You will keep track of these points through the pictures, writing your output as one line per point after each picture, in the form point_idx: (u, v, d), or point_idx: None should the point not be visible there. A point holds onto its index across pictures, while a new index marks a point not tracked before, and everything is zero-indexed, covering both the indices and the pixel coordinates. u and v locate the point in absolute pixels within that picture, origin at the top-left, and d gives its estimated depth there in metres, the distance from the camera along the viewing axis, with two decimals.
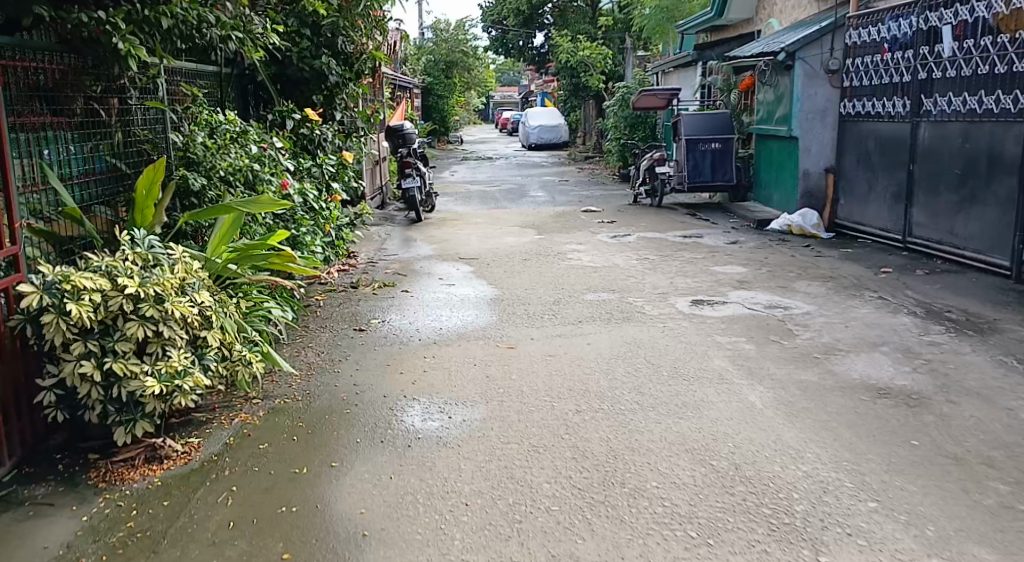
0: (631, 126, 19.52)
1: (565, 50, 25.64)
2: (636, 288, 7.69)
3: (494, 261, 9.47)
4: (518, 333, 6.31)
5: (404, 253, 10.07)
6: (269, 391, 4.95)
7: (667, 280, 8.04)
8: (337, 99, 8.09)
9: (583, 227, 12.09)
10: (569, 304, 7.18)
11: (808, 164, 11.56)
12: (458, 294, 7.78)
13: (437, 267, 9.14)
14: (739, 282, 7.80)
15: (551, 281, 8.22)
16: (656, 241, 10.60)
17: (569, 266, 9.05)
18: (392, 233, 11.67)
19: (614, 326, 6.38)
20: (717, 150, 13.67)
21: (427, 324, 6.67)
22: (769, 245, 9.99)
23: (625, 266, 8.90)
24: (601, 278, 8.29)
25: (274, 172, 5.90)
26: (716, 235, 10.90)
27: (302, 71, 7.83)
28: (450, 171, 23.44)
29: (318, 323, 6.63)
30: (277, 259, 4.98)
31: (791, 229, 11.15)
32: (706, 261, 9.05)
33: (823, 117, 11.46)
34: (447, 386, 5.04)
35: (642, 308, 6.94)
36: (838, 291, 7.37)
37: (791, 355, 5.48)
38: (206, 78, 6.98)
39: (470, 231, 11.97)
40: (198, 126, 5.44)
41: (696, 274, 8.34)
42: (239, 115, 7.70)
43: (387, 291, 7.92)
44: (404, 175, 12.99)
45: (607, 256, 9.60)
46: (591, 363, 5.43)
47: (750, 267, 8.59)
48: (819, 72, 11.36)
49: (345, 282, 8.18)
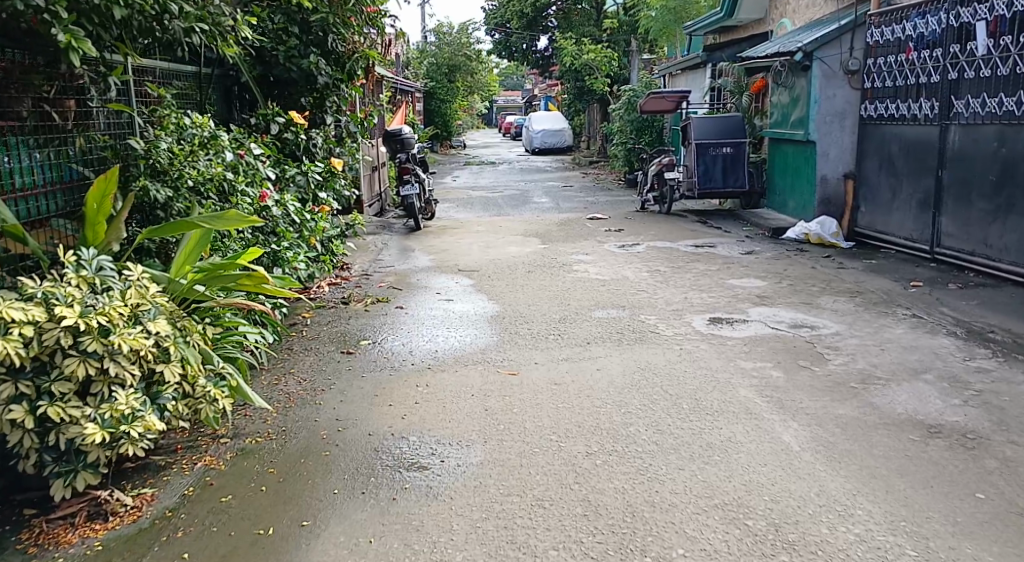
0: (638, 130, 18.97)
1: (569, 53, 25.13)
2: (647, 304, 7.13)
3: (495, 273, 8.92)
4: (521, 357, 5.76)
5: (400, 264, 9.52)
6: (241, 428, 4.42)
7: (681, 294, 7.48)
8: (329, 101, 7.55)
9: (588, 235, 11.53)
10: (577, 323, 6.63)
11: (826, 170, 11.01)
12: (457, 311, 7.23)
13: (436, 280, 8.59)
14: (760, 298, 7.24)
15: (557, 295, 7.67)
16: (667, 250, 10.04)
17: (576, 279, 8.49)
18: (388, 242, 11.12)
19: (627, 348, 5.83)
20: (728, 155, 13.11)
21: (420, 346, 6.12)
22: (786, 255, 9.44)
23: (635, 279, 8.35)
24: (610, 292, 7.74)
25: (253, 182, 5.36)
26: (730, 244, 10.33)
27: (288, 71, 7.29)
28: (451, 176, 22.89)
29: (302, 344, 6.09)
30: (247, 281, 4.43)
31: (808, 238, 10.58)
32: (722, 273, 8.48)
33: (842, 120, 10.91)
34: (440, 422, 4.48)
35: (656, 327, 6.38)
36: (868, 307, 6.81)
37: (825, 383, 4.92)
38: (184, 78, 6.53)
39: (470, 240, 11.42)
40: (164, 131, 4.88)
41: (712, 287, 7.77)
42: (220, 119, 7.21)
43: (380, 307, 7.37)
44: (403, 181, 12.43)
45: (616, 267, 9.04)
46: (602, 393, 4.87)
47: (769, 280, 8.03)
48: (837, 73, 10.80)
49: (336, 297, 7.64)
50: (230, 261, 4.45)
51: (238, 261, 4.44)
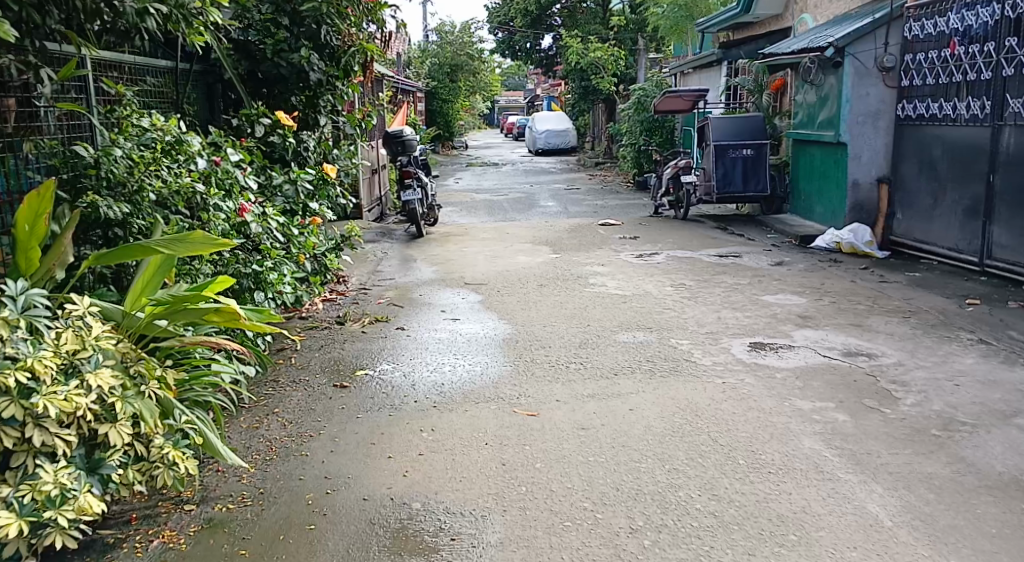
0: (648, 130, 18.21)
1: (575, 51, 24.32)
2: (676, 326, 6.40)
3: (505, 287, 8.18)
4: (539, 393, 4.99)
5: (401, 277, 8.77)
6: (211, 489, 3.69)
7: (713, 313, 6.75)
8: (323, 99, 6.80)
9: (603, 243, 10.81)
10: (600, 349, 5.90)
11: (857, 174, 10.28)
12: (464, 333, 6.47)
13: (440, 295, 7.85)
14: (802, 319, 6.51)
15: (576, 314, 6.94)
16: (690, 261, 9.31)
17: (594, 294, 7.76)
18: (388, 252, 10.37)
19: (660, 381, 5.10)
20: (748, 157, 12.36)
21: (423, 379, 5.34)
22: (821, 267, 8.71)
23: (659, 294, 7.62)
24: (634, 310, 7.01)
25: (230, 195, 4.63)
26: (756, 254, 9.59)
27: (277, 68, 6.55)
28: (454, 179, 22.12)
29: (290, 376, 5.34)
30: (217, 316, 3.64)
31: (840, 247, 9.86)
32: (753, 288, 7.76)
33: (875, 120, 10.18)
34: (448, 484, 3.73)
35: (691, 354, 5.66)
36: (926, 331, 6.08)
37: (902, 431, 4.21)
38: (157, 73, 5.83)
39: (476, 249, 10.67)
40: (121, 134, 4.14)
41: (746, 305, 7.03)
42: (200, 120, 6.48)
43: (379, 328, 6.61)
44: (404, 186, 11.67)
45: (637, 280, 8.31)
46: (639, 441, 4.14)
47: (809, 296, 7.29)
48: (869, 70, 10.09)
49: (331, 316, 6.89)
50: (196, 292, 3.69)
51: (204, 292, 3.67)
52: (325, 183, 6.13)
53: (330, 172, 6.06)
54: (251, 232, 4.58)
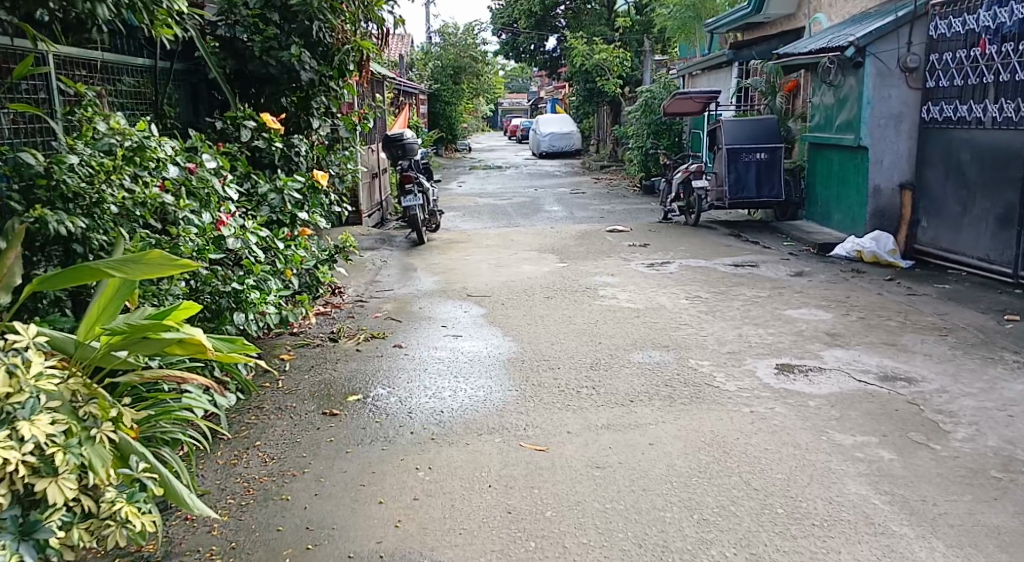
0: (656, 133, 17.73)
1: (580, 52, 23.82)
2: (695, 344, 5.94)
3: (510, 299, 7.72)
4: (548, 422, 4.51)
5: (400, 288, 8.33)
6: (176, 542, 3.27)
7: (733, 330, 6.29)
8: (315, 100, 6.31)
9: (612, 251, 10.35)
10: (613, 371, 5.43)
11: (878, 179, 9.82)
12: (466, 351, 6.00)
13: (441, 308, 7.40)
14: (831, 337, 6.05)
15: (586, 330, 6.47)
16: (704, 271, 8.85)
17: (604, 308, 7.30)
18: (388, 260, 9.93)
19: (681, 409, 4.64)
20: (762, 161, 11.90)
21: (421, 405, 4.87)
22: (844, 279, 8.25)
23: (673, 308, 7.16)
24: (648, 326, 6.54)
25: (208, 204, 4.17)
26: (774, 263, 9.13)
27: (265, 67, 6.09)
28: (457, 183, 21.68)
29: (275, 403, 4.88)
30: (179, 347, 3.17)
31: (861, 255, 9.39)
32: (774, 301, 7.30)
33: (898, 123, 9.72)
34: (448, 538, 3.30)
35: (714, 377, 5.20)
36: (967, 352, 5.62)
37: (958, 473, 3.75)
38: (135, 72, 5.42)
39: (479, 257, 10.22)
40: (79, 140, 3.66)
41: (769, 321, 6.58)
42: (182, 121, 6.01)
43: (375, 346, 6.15)
44: (404, 191, 11.21)
45: (650, 292, 7.84)
46: (662, 485, 3.68)
47: (835, 311, 6.84)
48: (892, 71, 9.63)
49: (324, 333, 6.43)
50: (156, 319, 3.19)
51: (165, 319, 3.17)
52: (315, 191, 5.65)
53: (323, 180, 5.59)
54: (230, 248, 4.13)
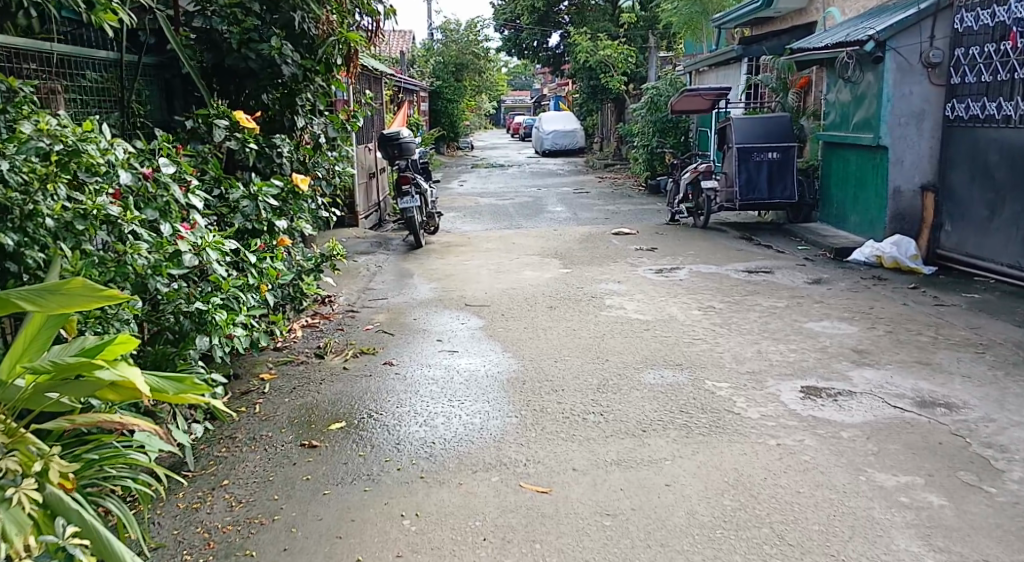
0: (662, 131, 17.24)
1: (584, 49, 23.33)
2: (711, 361, 5.48)
3: (510, 309, 7.24)
4: (552, 458, 4.03)
5: (394, 297, 7.86)
6: None
7: (752, 346, 5.82)
8: (300, 98, 5.84)
9: (618, 256, 9.88)
10: (622, 394, 4.94)
11: (898, 180, 9.35)
12: (462, 370, 5.52)
13: (437, 320, 6.93)
14: (859, 355, 5.58)
15: (593, 346, 5.99)
16: (716, 278, 8.39)
17: (611, 320, 6.82)
18: (383, 266, 9.47)
19: (700, 441, 4.17)
20: (774, 161, 11.41)
21: (410, 434, 4.38)
22: (865, 287, 7.78)
23: (685, 320, 6.68)
24: (660, 340, 6.07)
25: (169, 214, 3.72)
26: (790, 270, 8.67)
27: (245, 61, 5.61)
28: (458, 182, 21.21)
29: (249, 432, 4.44)
30: (112, 393, 2.78)
31: (881, 261, 8.92)
32: (792, 312, 6.82)
33: (919, 121, 9.24)
34: None
35: (733, 401, 4.73)
36: (1010, 373, 5.14)
37: (1020, 525, 3.30)
38: (97, 67, 4.95)
39: (479, 262, 9.76)
40: (11, 143, 3.20)
41: (790, 335, 6.11)
42: (154, 120, 5.55)
43: (363, 363, 5.69)
44: (401, 193, 10.74)
45: (659, 302, 7.36)
46: (682, 540, 3.23)
47: (859, 325, 6.36)
48: (913, 67, 9.15)
49: (310, 348, 5.99)
50: (88, 357, 2.79)
51: (96, 358, 2.77)
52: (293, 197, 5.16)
53: (304, 185, 5.10)
54: (189, 264, 3.68)
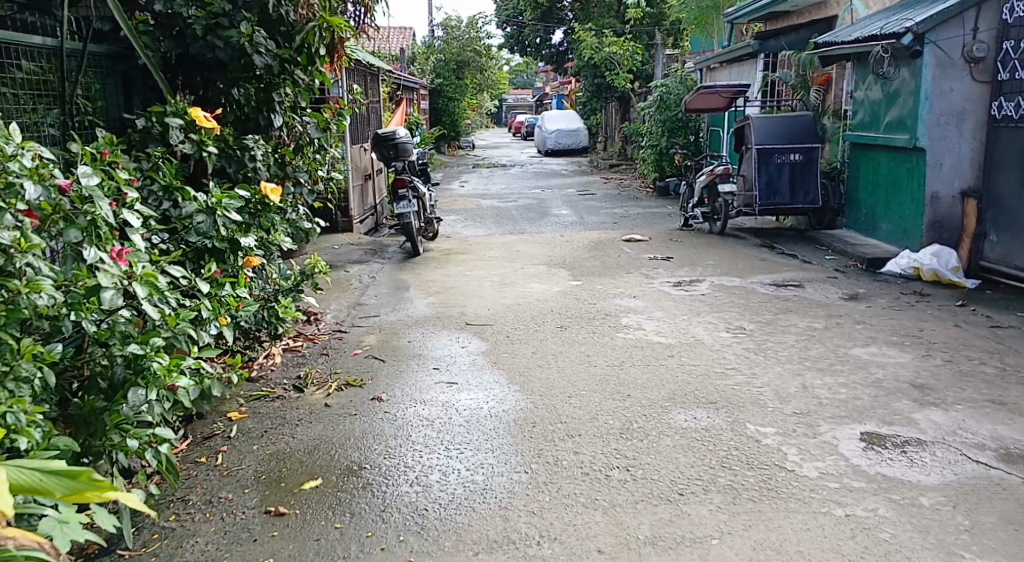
0: (672, 131, 16.46)
1: (588, 45, 22.56)
2: (750, 399, 4.75)
3: (515, 330, 6.49)
4: (571, 534, 3.31)
5: (387, 313, 7.12)
6: None
7: (795, 380, 5.09)
8: (278, 93, 5.11)
9: (630, 266, 9.14)
10: (650, 442, 4.19)
11: (936, 186, 8.62)
12: (462, 406, 4.77)
13: (434, 342, 6.18)
14: (921, 392, 4.85)
15: (611, 377, 5.24)
16: (742, 292, 7.64)
17: (628, 342, 6.08)
18: (376, 276, 8.73)
19: (750, 510, 3.45)
20: (797, 163, 10.66)
21: (399, 497, 3.64)
22: (908, 306, 7.06)
23: (714, 344, 5.95)
24: (686, 368, 5.34)
25: (95, 237, 3.05)
26: (821, 283, 7.93)
27: (211, 51, 4.87)
28: (459, 182, 20.48)
29: (205, 494, 3.70)
30: None
31: (920, 273, 8.20)
32: (833, 335, 6.09)
33: (960, 121, 8.51)
34: None
35: (784, 453, 4.00)
36: None
37: None
38: (33, 56, 4.24)
39: (481, 272, 9.02)
40: None
41: (836, 366, 5.37)
42: (107, 118, 4.82)
43: (347, 397, 4.95)
44: (397, 197, 9.99)
45: (681, 321, 6.63)
46: None
47: (912, 352, 5.63)
48: (954, 62, 8.44)
49: (288, 380, 5.26)
50: None
51: None
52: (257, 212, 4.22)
53: (276, 197, 4.27)
54: (113, 301, 2.98)
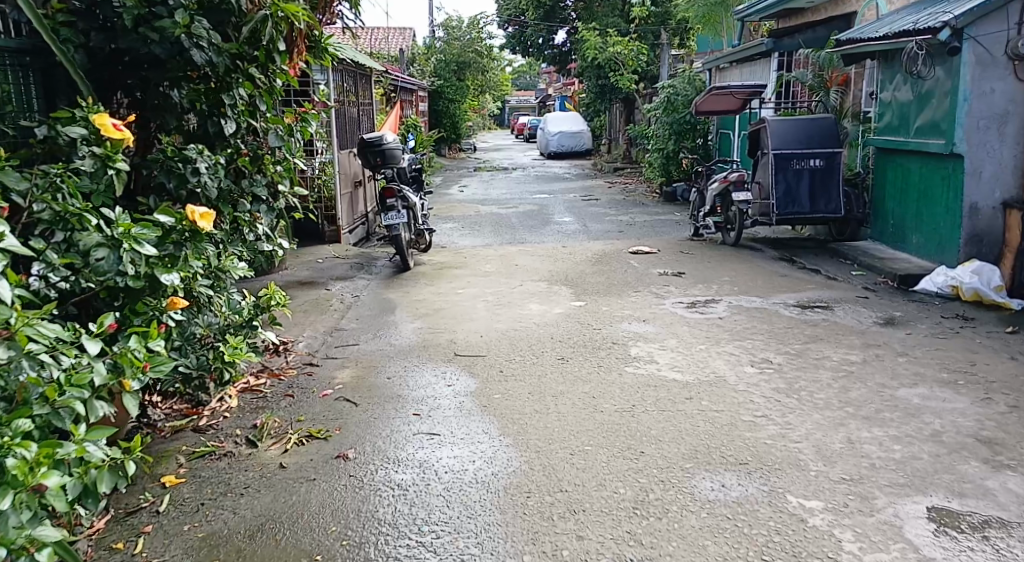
0: (679, 134, 15.65)
1: (592, 45, 21.77)
2: (788, 459, 3.98)
3: (509, 363, 5.71)
4: None
5: (366, 341, 6.34)
6: None
7: (837, 432, 4.32)
8: (227, 95, 4.36)
9: (639, 282, 8.35)
10: (670, 522, 3.43)
11: (975, 196, 7.83)
12: (442, 468, 3.99)
13: (417, 379, 5.40)
14: (992, 450, 4.06)
15: (621, 426, 4.44)
16: (763, 315, 6.85)
17: (639, 380, 5.29)
18: (360, 295, 7.96)
19: None
20: (817, 169, 9.87)
21: None
22: (953, 333, 6.27)
23: (738, 383, 5.15)
24: (709, 415, 4.57)
25: None
26: (852, 305, 7.15)
27: (145, 45, 4.14)
28: (459, 187, 19.73)
29: None
30: None
31: (959, 292, 7.40)
32: (874, 372, 5.30)
33: (1002, 124, 7.73)
34: None
35: (838, 541, 3.27)
36: None
37: None
38: None
39: (475, 289, 8.23)
40: None
41: (885, 414, 4.58)
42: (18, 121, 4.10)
43: (308, 453, 4.20)
44: (385, 207, 9.21)
45: (699, 351, 5.85)
46: None
47: (971, 396, 4.84)
48: (996, 59, 7.66)
49: (241, 431, 4.49)
50: None
51: None
52: (181, 244, 3.46)
53: (205, 225, 3.35)
54: None
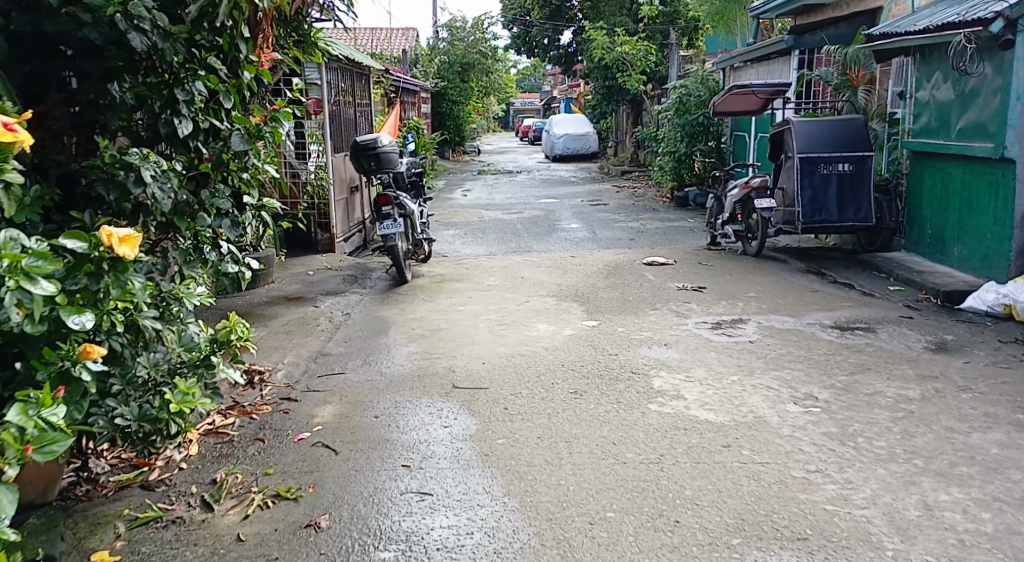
0: (691, 136, 14.91)
1: (600, 45, 20.97)
2: (855, 533, 3.29)
3: (515, 399, 4.98)
4: None
5: (353, 369, 5.62)
6: None
7: (910, 494, 3.60)
8: (181, 90, 3.70)
9: (656, 298, 7.63)
10: None
11: None
12: (434, 544, 3.28)
13: (409, 418, 4.68)
14: None
15: (649, 485, 3.72)
16: (799, 338, 6.13)
17: (665, 421, 4.55)
18: (351, 314, 7.25)
19: None
20: (845, 174, 9.12)
21: None
22: (1018, 362, 5.53)
23: (781, 425, 4.43)
24: (753, 470, 3.85)
25: None
26: (896, 326, 6.41)
27: (78, 29, 3.47)
28: (463, 191, 19.00)
29: None
30: None
31: (1012, 312, 6.67)
32: (938, 413, 4.57)
33: None
34: None
35: None
36: None
37: None
38: None
39: (477, 306, 7.52)
40: None
41: (961, 469, 3.86)
42: None
43: (275, 519, 3.49)
44: (380, 216, 8.51)
45: (731, 384, 5.12)
46: None
47: None
48: None
49: (197, 488, 3.78)
50: None
51: None
52: (97, 275, 2.97)
53: (127, 251, 2.94)
54: None
